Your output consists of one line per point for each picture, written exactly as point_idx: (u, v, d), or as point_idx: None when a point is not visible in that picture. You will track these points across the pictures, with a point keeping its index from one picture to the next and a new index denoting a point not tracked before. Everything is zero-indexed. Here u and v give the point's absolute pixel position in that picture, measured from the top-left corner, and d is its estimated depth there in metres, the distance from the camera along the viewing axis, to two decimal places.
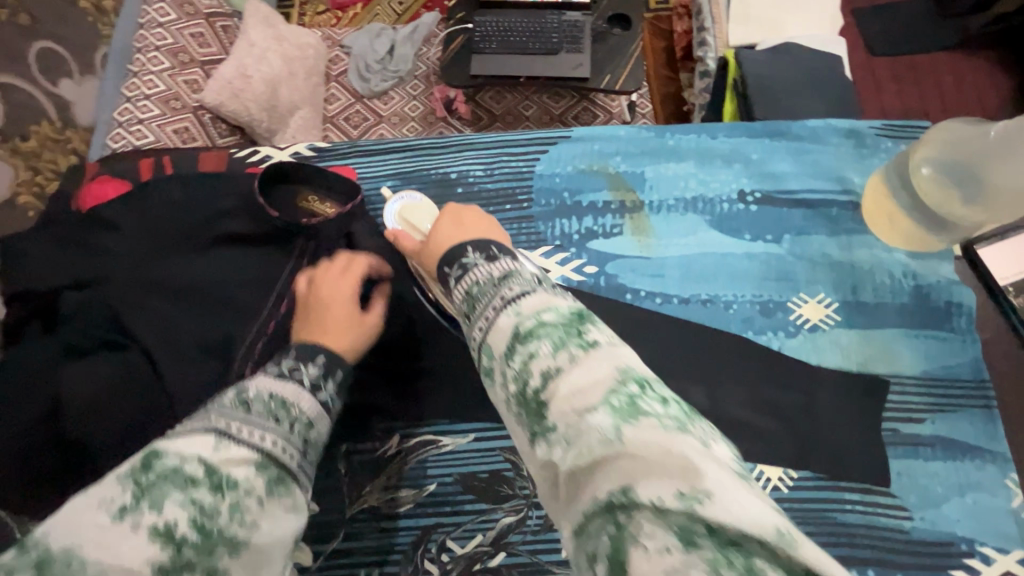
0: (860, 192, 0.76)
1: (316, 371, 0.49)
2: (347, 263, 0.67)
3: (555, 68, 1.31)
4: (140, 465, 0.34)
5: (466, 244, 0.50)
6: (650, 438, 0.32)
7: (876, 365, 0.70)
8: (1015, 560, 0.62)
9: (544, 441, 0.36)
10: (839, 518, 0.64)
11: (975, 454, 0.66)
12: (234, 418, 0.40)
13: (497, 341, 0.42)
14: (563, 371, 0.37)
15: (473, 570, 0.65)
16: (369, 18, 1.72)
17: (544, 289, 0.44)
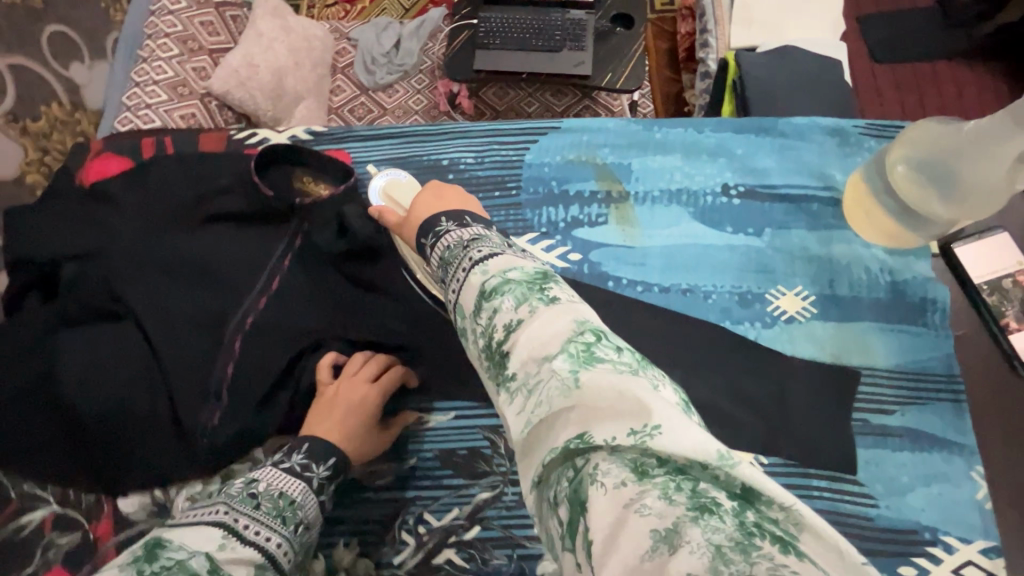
0: (841, 188, 0.78)
1: (324, 474, 0.60)
2: (365, 359, 0.71)
3: (555, 65, 1.32)
4: (148, 556, 0.41)
5: (440, 215, 0.54)
6: (602, 380, 0.34)
7: (850, 357, 0.71)
8: (977, 550, 0.64)
9: (506, 390, 0.39)
10: (807, 504, 0.66)
11: (942, 446, 0.68)
12: (240, 516, 0.50)
13: (468, 299, 0.45)
14: (523, 324, 0.40)
15: (448, 542, 0.67)
16: (377, 12, 1.74)
17: (510, 250, 0.48)
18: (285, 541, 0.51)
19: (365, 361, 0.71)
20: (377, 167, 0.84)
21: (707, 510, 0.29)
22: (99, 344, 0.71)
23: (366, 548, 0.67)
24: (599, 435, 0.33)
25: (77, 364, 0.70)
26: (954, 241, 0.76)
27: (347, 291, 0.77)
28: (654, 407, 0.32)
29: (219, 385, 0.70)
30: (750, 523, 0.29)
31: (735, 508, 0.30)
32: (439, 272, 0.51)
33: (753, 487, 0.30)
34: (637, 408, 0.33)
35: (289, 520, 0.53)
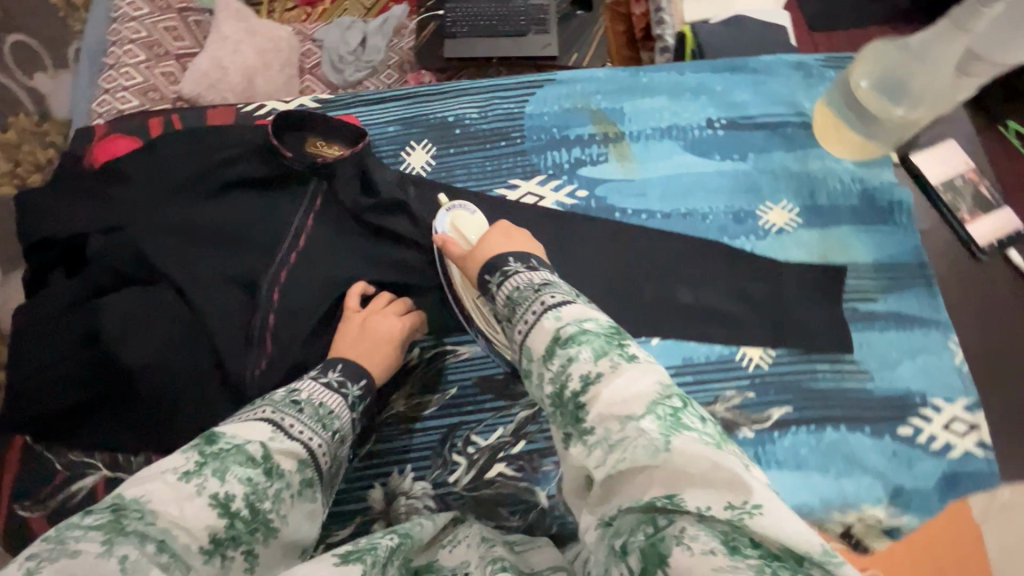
0: (811, 114, 0.87)
1: (358, 393, 0.62)
2: (391, 301, 0.75)
3: (523, 49, 1.38)
4: (208, 442, 0.46)
5: (507, 256, 0.59)
6: (695, 449, 0.38)
7: (836, 256, 0.80)
8: (961, 406, 0.73)
9: (583, 442, 0.43)
10: (813, 384, 0.74)
11: (923, 324, 0.77)
12: (286, 416, 0.53)
13: (537, 343, 0.48)
14: (603, 378, 0.43)
15: (497, 458, 0.71)
16: (339, 14, 1.65)
17: (580, 299, 0.51)
18: (325, 444, 0.55)
19: (391, 299, 0.75)
20: (386, 128, 0.88)
21: None
22: (135, 304, 0.72)
23: (421, 473, 0.71)
24: (690, 499, 0.37)
25: (115, 326, 0.70)
26: (911, 152, 0.86)
27: (370, 241, 0.80)
28: (752, 487, 0.37)
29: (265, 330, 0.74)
30: None
31: None
32: (504, 310, 0.54)
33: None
34: (732, 483, 0.37)
35: (328, 427, 0.56)
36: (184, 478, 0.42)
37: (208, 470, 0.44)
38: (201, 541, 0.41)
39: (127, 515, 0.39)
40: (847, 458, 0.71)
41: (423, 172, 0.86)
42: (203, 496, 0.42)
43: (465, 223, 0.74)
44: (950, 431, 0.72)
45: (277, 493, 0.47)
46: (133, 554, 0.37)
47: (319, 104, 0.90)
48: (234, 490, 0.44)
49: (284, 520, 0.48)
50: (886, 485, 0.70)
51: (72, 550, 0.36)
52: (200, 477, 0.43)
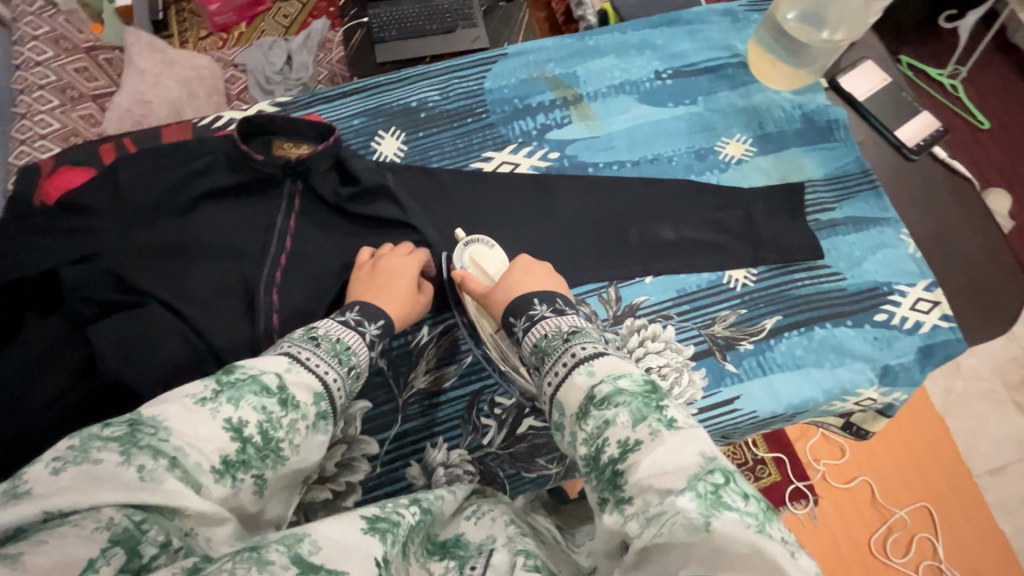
0: (745, 54, 0.95)
1: (375, 331, 0.63)
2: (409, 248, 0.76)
3: (454, 45, 1.41)
4: (225, 371, 0.47)
5: (531, 297, 0.62)
6: (739, 534, 0.37)
7: (793, 175, 0.88)
8: (921, 288, 0.82)
9: (619, 510, 0.43)
10: (796, 292, 0.81)
11: (877, 222, 0.86)
12: (302, 349, 0.53)
13: (572, 399, 0.50)
14: (642, 447, 0.44)
15: (526, 413, 0.74)
16: (257, 36, 1.60)
17: (610, 351, 0.53)
18: (341, 379, 0.54)
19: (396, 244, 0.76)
20: (352, 121, 0.88)
21: None
22: (131, 328, 0.69)
23: (454, 442, 0.72)
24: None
25: (116, 353, 0.68)
26: (838, 75, 0.94)
27: (359, 230, 0.81)
28: None
29: (270, 335, 0.72)
30: None
31: None
32: (531, 356, 0.58)
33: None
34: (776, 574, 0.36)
35: (345, 362, 0.56)
36: (199, 403, 0.44)
37: (223, 397, 0.45)
38: (212, 460, 0.42)
39: (143, 430, 0.41)
40: (837, 351, 0.78)
41: (397, 158, 0.87)
42: (217, 420, 0.43)
43: (486, 258, 0.73)
44: (917, 311, 0.81)
45: (292, 423, 0.48)
46: (149, 464, 0.39)
47: (277, 107, 0.88)
48: (247, 416, 0.45)
49: (295, 450, 0.48)
50: (874, 368, 0.77)
51: (94, 458, 0.38)
52: (215, 403, 0.44)
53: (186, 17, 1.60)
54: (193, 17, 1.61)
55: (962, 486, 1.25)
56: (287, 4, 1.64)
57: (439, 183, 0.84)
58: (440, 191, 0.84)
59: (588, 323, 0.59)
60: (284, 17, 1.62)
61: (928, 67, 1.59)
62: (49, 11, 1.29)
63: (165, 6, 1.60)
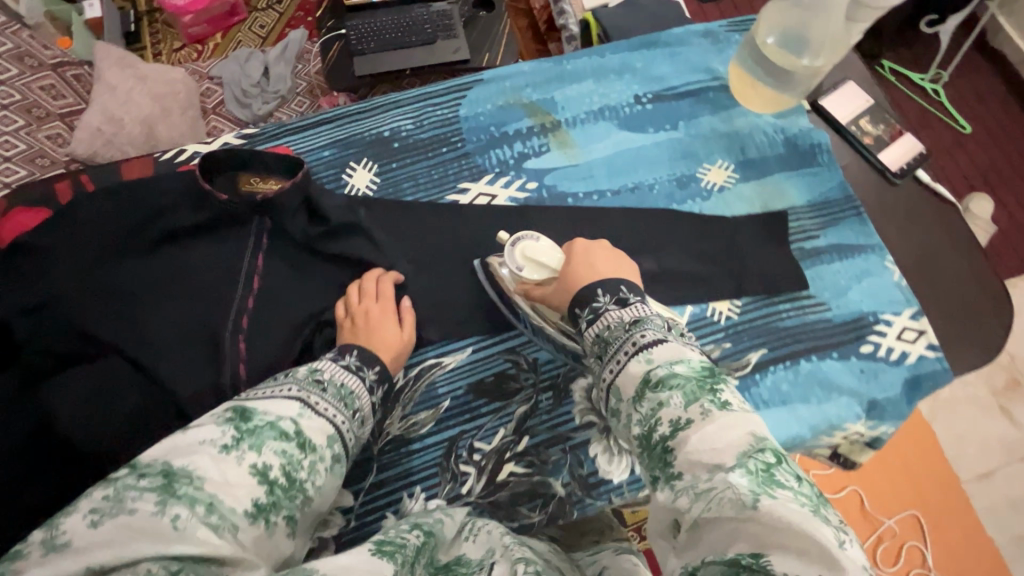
0: (726, 76, 0.93)
1: (374, 376, 0.64)
2: (376, 285, 0.74)
3: (434, 57, 1.37)
4: (243, 418, 0.48)
5: (595, 288, 0.61)
6: (786, 510, 0.35)
7: (775, 202, 0.86)
8: (907, 317, 0.80)
9: (669, 487, 0.42)
10: (780, 324, 0.79)
11: (861, 249, 0.84)
12: (312, 394, 0.56)
13: (628, 385, 0.50)
14: (693, 425, 0.43)
15: (505, 459, 0.71)
16: (233, 47, 1.55)
17: (673, 338, 0.52)
18: (348, 422, 0.57)
19: (360, 284, 0.74)
20: (322, 153, 0.85)
21: None
22: (87, 384, 0.66)
23: (431, 492, 0.69)
24: (778, 564, 0.33)
25: (69, 410, 0.64)
26: (820, 97, 0.93)
27: (330, 269, 0.77)
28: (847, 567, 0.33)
29: (237, 386, 0.68)
30: None
31: None
32: (595, 347, 0.57)
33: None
34: (823, 554, 0.33)
35: (351, 406, 0.59)
36: (224, 451, 0.45)
37: (245, 443, 0.46)
38: (244, 504, 0.43)
39: (178, 480, 0.41)
40: (823, 385, 0.76)
41: (369, 192, 0.84)
42: (243, 466, 0.45)
43: (538, 251, 0.72)
44: (903, 341, 0.79)
45: (311, 465, 0.50)
46: (183, 513, 0.40)
47: (243, 139, 0.85)
48: (271, 461, 0.47)
49: (318, 491, 0.50)
50: (861, 402, 0.76)
51: (129, 508, 0.39)
52: (238, 451, 0.46)
53: (161, 29, 1.56)
54: (168, 29, 1.56)
55: (951, 497, 1.24)
56: (264, 14, 1.59)
57: (413, 218, 0.82)
58: (414, 224, 0.81)
59: (655, 313, 0.57)
60: (260, 27, 1.58)
61: (910, 72, 1.60)
62: (13, 27, 1.14)
63: (138, 18, 1.56)
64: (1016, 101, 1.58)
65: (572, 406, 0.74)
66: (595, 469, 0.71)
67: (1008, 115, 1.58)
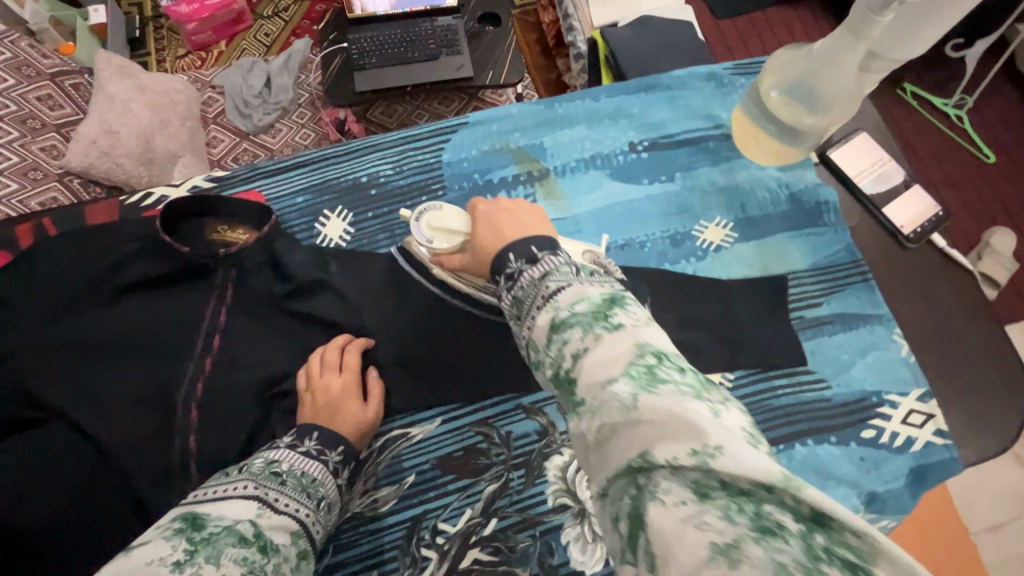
0: (728, 124, 0.87)
1: (338, 459, 0.60)
2: (339, 353, 0.70)
3: (437, 74, 1.29)
4: (194, 528, 0.42)
5: (505, 253, 0.51)
6: (663, 401, 0.32)
7: (775, 266, 0.80)
8: (914, 398, 0.74)
9: (574, 416, 0.37)
10: (775, 402, 0.73)
11: (867, 321, 0.78)
12: (270, 490, 0.51)
13: (539, 337, 0.43)
14: (588, 351, 0.38)
15: (470, 544, 0.66)
16: (237, 55, 1.49)
17: (582, 279, 0.45)
18: (313, 513, 0.53)
19: (322, 354, 0.69)
20: (295, 199, 0.81)
21: (770, 534, 0.26)
22: (30, 457, 0.62)
23: None
24: (660, 452, 0.30)
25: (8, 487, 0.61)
26: (829, 148, 0.87)
27: (296, 329, 0.74)
28: (711, 428, 0.30)
29: (186, 462, 0.65)
30: (819, 548, 0.25)
31: (801, 531, 0.26)
32: (511, 311, 0.48)
33: (822, 511, 0.26)
34: (693, 429, 0.30)
35: (313, 496, 0.54)
36: (176, 568, 0.38)
37: (199, 556, 0.39)
38: None
39: None
40: (819, 473, 0.70)
41: (342, 242, 0.80)
42: None
43: (442, 219, 0.70)
44: (909, 425, 0.73)
45: (276, 567, 0.44)
46: None
47: (213, 182, 0.81)
48: (231, 571, 0.40)
49: None
50: (860, 493, 0.70)
51: None
52: (192, 565, 0.39)
53: (164, 35, 1.50)
54: (171, 35, 1.50)
55: None
56: (270, 21, 1.53)
57: (387, 270, 0.77)
58: (388, 279, 0.76)
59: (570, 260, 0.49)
60: (266, 35, 1.51)
61: (933, 97, 1.51)
62: (13, 36, 1.09)
63: (143, 23, 1.50)
64: None
65: (546, 485, 0.69)
66: (567, 559, 0.66)
67: None
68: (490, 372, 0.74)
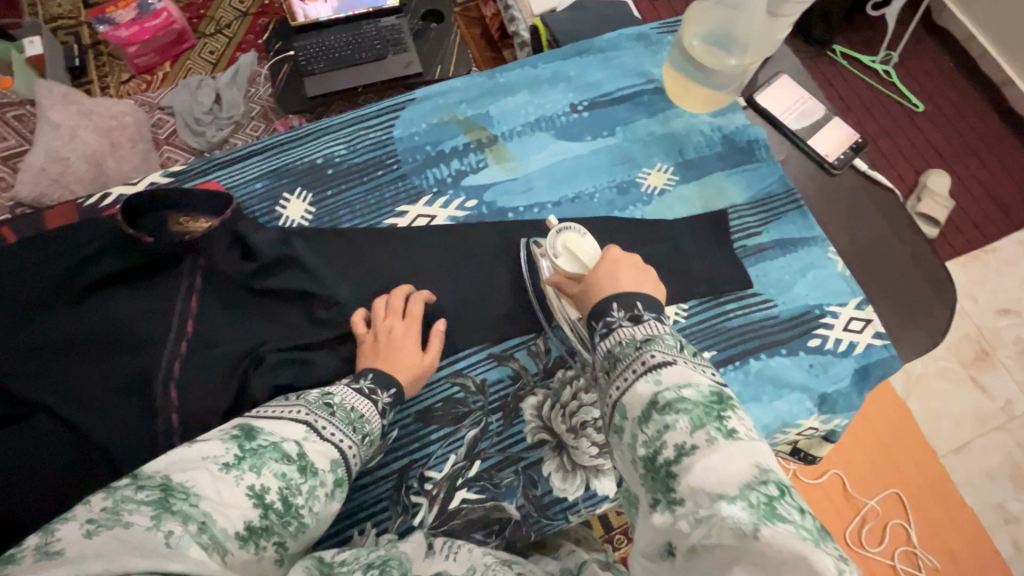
0: (660, 78, 0.93)
1: (388, 400, 0.62)
2: (402, 305, 0.73)
3: (385, 72, 1.30)
4: (247, 437, 0.47)
5: (610, 301, 0.56)
6: (784, 541, 0.34)
7: (715, 202, 0.86)
8: (853, 307, 0.81)
9: (669, 511, 0.39)
10: (727, 324, 0.79)
11: (805, 243, 0.84)
12: (320, 418, 0.54)
13: (632, 405, 0.46)
14: (699, 451, 0.40)
15: (457, 486, 0.70)
16: (183, 75, 1.45)
17: (684, 357, 0.49)
18: (356, 446, 0.55)
19: (388, 301, 0.73)
20: (254, 185, 0.83)
21: None
22: (16, 448, 0.64)
23: (383, 526, 0.68)
24: None
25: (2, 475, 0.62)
26: (755, 93, 0.93)
27: (267, 307, 0.76)
28: None
29: (169, 439, 0.67)
30: None
31: None
32: (602, 363, 0.53)
33: None
34: None
35: (359, 429, 0.57)
36: (224, 469, 0.44)
37: (245, 464, 0.45)
38: (237, 525, 0.42)
39: (174, 495, 0.40)
40: (773, 383, 0.76)
41: (305, 222, 0.82)
42: (241, 487, 0.43)
43: (578, 245, 0.70)
44: (850, 331, 0.80)
45: (310, 489, 0.48)
46: (177, 529, 0.38)
47: (171, 177, 0.83)
48: (268, 484, 0.45)
49: (317, 518, 0.48)
50: (812, 397, 0.76)
51: (125, 521, 0.38)
52: (238, 470, 0.44)
53: (106, 61, 1.44)
54: (113, 61, 1.44)
55: (947, 499, 1.21)
56: (213, 39, 1.48)
57: (351, 245, 0.80)
58: (354, 254, 0.80)
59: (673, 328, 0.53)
60: (209, 52, 1.47)
61: (860, 55, 1.57)
62: None
63: (82, 51, 1.44)
64: (963, 76, 1.56)
65: (523, 425, 0.73)
66: (549, 489, 0.70)
67: (959, 89, 1.55)
68: (460, 329, 0.77)
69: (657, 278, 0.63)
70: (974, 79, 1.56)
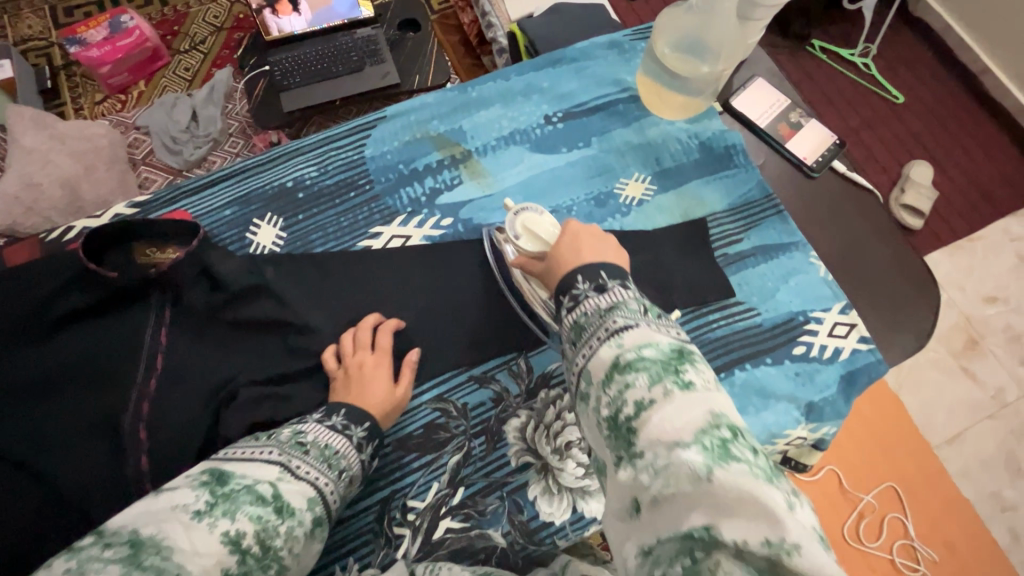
0: (635, 86, 0.92)
1: (363, 434, 0.60)
2: (370, 336, 0.72)
3: (364, 84, 1.29)
4: (219, 482, 0.45)
5: (575, 274, 0.53)
6: (738, 483, 0.33)
7: (694, 211, 0.85)
8: (837, 312, 0.80)
9: (630, 466, 0.38)
10: (710, 336, 0.78)
11: (786, 249, 0.83)
12: (293, 458, 0.52)
13: (596, 371, 0.44)
14: (656, 404, 0.39)
15: (441, 514, 0.68)
16: (158, 93, 1.41)
17: (648, 320, 0.46)
18: (332, 483, 0.53)
19: (354, 335, 0.72)
20: (223, 212, 0.81)
21: None
22: None
23: (365, 561, 0.66)
24: (731, 534, 0.32)
25: None
26: (730, 97, 0.92)
27: (239, 338, 0.73)
28: (789, 524, 0.31)
29: (141, 481, 0.65)
30: None
31: None
32: (569, 335, 0.50)
33: None
34: (771, 518, 0.32)
35: (336, 466, 0.55)
36: (196, 517, 0.41)
37: (218, 509, 0.42)
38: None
39: (145, 551, 0.37)
40: (759, 393, 0.75)
41: (276, 248, 0.80)
42: (215, 535, 0.40)
43: (537, 225, 0.69)
44: (835, 337, 0.79)
45: (289, 531, 0.45)
46: None
47: (136, 207, 0.81)
48: (244, 528, 0.42)
49: (296, 559, 0.46)
50: (799, 406, 0.75)
51: None
52: (211, 517, 0.41)
53: (79, 82, 1.40)
54: (86, 81, 1.40)
55: (942, 493, 1.20)
56: (187, 55, 1.44)
57: (324, 270, 0.78)
58: (328, 279, 0.78)
59: (639, 295, 0.50)
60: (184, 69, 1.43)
61: (841, 49, 1.57)
62: None
63: (54, 73, 1.40)
64: (942, 66, 1.56)
65: (506, 448, 0.71)
66: (536, 513, 0.69)
67: (939, 80, 1.55)
68: (440, 351, 0.76)
69: (619, 245, 0.62)
70: (954, 69, 1.56)
